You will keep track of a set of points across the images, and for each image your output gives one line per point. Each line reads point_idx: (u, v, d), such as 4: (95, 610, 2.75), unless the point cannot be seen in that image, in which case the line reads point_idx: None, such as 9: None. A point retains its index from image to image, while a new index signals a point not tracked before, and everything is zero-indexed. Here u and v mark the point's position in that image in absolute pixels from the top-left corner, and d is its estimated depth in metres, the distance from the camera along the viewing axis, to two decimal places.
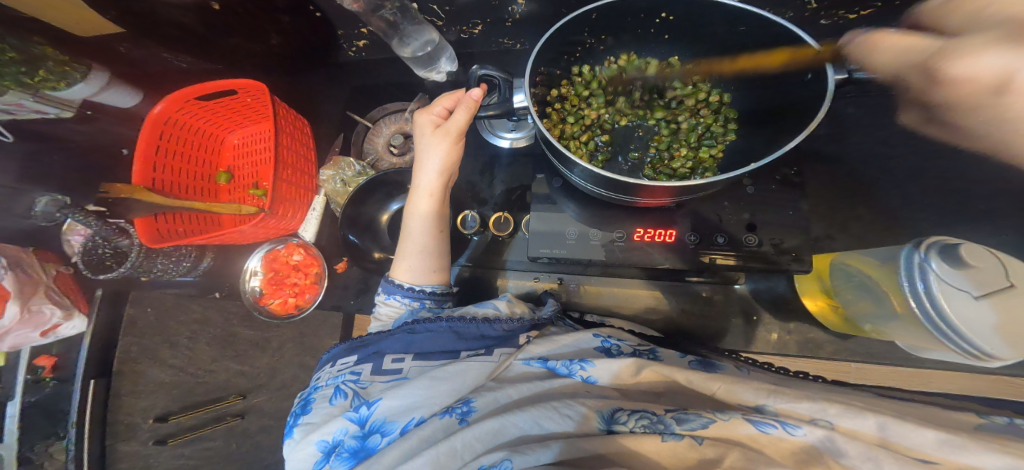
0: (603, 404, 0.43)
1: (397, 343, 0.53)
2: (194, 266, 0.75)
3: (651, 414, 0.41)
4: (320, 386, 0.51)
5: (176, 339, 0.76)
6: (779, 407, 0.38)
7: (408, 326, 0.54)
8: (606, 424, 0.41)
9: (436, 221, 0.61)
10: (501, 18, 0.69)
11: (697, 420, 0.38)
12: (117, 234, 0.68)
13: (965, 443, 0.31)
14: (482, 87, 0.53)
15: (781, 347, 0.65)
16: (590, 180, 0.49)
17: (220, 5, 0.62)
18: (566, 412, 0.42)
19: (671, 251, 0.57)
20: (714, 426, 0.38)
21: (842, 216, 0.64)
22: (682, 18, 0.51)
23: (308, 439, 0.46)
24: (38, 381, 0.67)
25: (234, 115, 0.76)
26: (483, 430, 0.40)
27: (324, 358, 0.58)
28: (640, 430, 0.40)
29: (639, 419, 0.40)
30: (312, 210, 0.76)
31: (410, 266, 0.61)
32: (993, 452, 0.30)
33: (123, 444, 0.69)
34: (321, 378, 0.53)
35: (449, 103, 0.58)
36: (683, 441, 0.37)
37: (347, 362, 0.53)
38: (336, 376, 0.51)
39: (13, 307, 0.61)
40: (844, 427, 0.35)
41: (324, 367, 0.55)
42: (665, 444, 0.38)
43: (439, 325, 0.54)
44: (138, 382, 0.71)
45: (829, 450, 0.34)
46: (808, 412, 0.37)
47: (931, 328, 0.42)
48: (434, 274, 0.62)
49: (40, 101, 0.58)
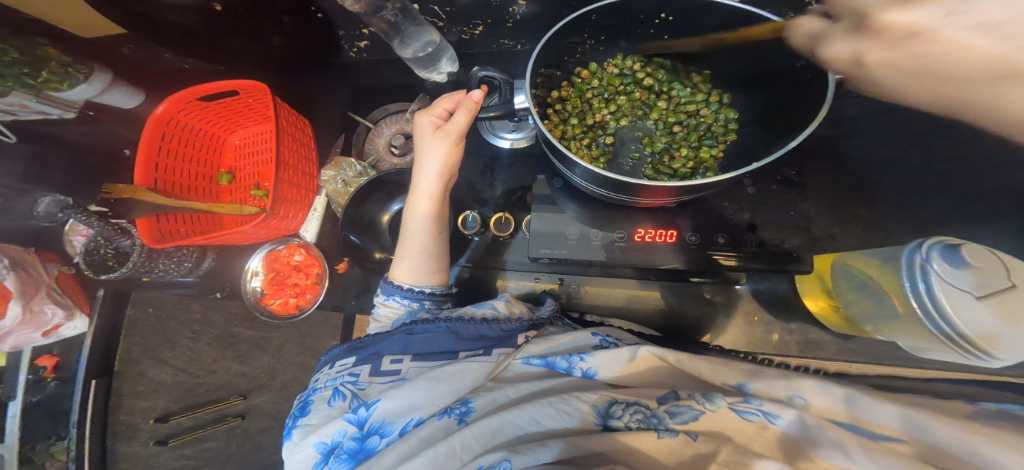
0: (599, 397, 0.43)
1: (396, 344, 0.53)
2: (195, 266, 0.76)
3: (644, 407, 0.41)
4: (319, 388, 0.51)
5: (176, 339, 0.76)
6: (758, 388, 0.41)
7: (407, 326, 0.54)
8: (603, 419, 0.41)
9: (436, 221, 0.61)
10: (502, 19, 0.69)
11: (688, 412, 0.39)
12: (118, 235, 0.69)
13: (925, 420, 0.33)
14: (483, 89, 0.54)
15: (783, 348, 0.65)
16: (590, 180, 0.49)
17: (222, 5, 0.62)
18: (564, 409, 0.42)
19: (671, 251, 0.57)
20: (704, 419, 0.38)
21: (842, 216, 0.64)
22: (680, 19, 0.51)
23: (307, 441, 0.46)
24: (39, 381, 0.67)
25: (235, 116, 0.76)
26: (482, 430, 0.40)
27: (323, 360, 0.58)
28: (635, 426, 0.40)
29: (634, 412, 0.40)
30: (312, 211, 0.77)
31: (410, 266, 0.61)
32: (951, 428, 0.32)
33: (126, 444, 0.68)
34: (320, 380, 0.53)
35: (451, 104, 0.58)
36: (678, 438, 0.37)
37: (347, 363, 0.53)
38: (336, 377, 0.51)
39: (16, 307, 0.61)
40: (816, 406, 0.38)
41: (324, 368, 0.55)
42: (660, 441, 0.38)
43: (437, 325, 0.55)
44: (139, 382, 0.71)
45: (804, 434, 0.35)
46: (782, 391, 0.39)
47: (927, 324, 0.42)
48: (435, 274, 0.62)
49: (43, 101, 0.59)
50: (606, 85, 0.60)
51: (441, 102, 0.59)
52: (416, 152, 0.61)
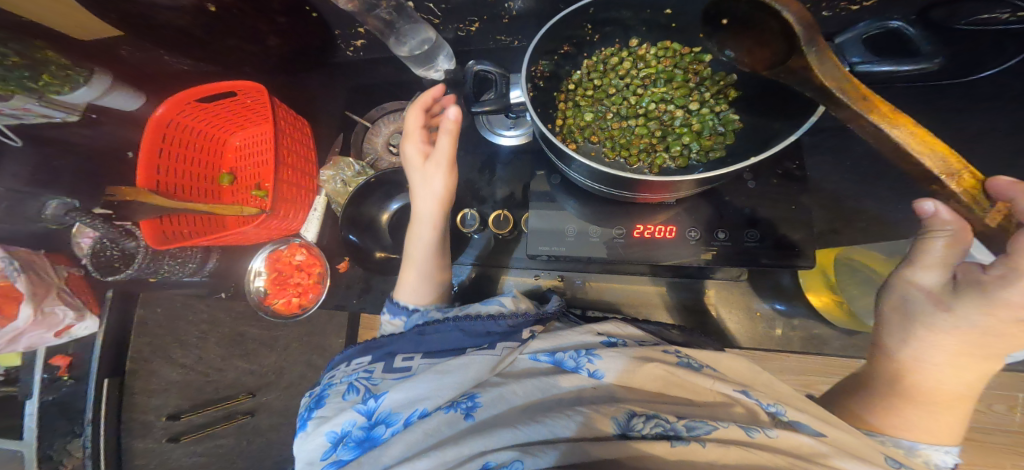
0: (617, 409, 0.43)
1: (408, 343, 0.54)
2: (200, 266, 0.77)
3: (665, 421, 0.41)
4: (334, 383, 0.52)
5: (186, 339, 0.74)
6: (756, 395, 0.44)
7: (418, 328, 0.56)
8: (622, 430, 0.41)
9: (432, 237, 0.61)
10: (498, 15, 0.69)
11: (702, 427, 0.40)
12: (123, 236, 0.70)
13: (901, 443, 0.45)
14: (459, 108, 0.54)
15: (787, 344, 0.64)
16: (588, 175, 0.49)
17: (216, 7, 0.62)
18: (574, 415, 0.42)
19: (670, 247, 0.56)
20: (717, 433, 0.39)
21: (846, 209, 0.63)
22: (680, 10, 0.51)
23: (319, 430, 0.46)
24: (55, 380, 0.68)
25: (235, 117, 0.76)
26: (496, 433, 0.41)
27: (336, 359, 0.59)
28: (653, 436, 0.40)
29: (653, 425, 0.41)
30: (313, 210, 0.77)
31: (412, 287, 0.62)
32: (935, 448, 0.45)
33: (139, 440, 0.66)
34: (336, 376, 0.54)
35: (418, 119, 0.60)
36: (690, 446, 0.38)
37: (361, 362, 0.54)
38: (350, 374, 0.52)
39: (28, 308, 0.63)
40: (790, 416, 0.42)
41: (338, 367, 0.56)
42: (672, 449, 0.38)
43: (448, 325, 0.56)
44: (151, 381, 0.69)
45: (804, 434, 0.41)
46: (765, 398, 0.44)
47: None
48: (436, 284, 0.63)
49: (47, 104, 0.60)
50: (621, 70, 0.57)
51: (408, 120, 0.61)
52: (410, 181, 0.62)
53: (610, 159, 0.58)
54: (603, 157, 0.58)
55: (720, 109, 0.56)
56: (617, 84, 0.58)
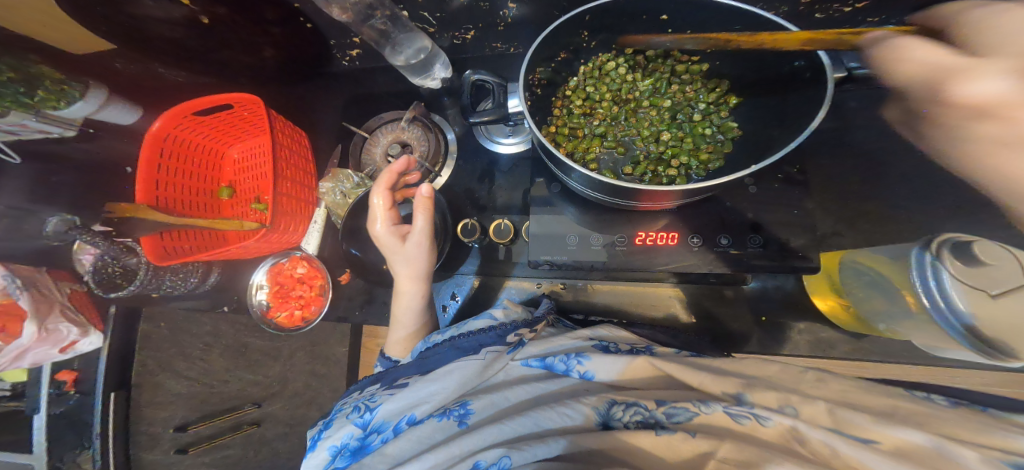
0: (601, 400, 0.43)
1: (410, 369, 0.54)
2: (202, 281, 0.73)
3: (645, 408, 0.41)
4: (340, 407, 0.53)
5: (189, 351, 0.74)
6: (754, 396, 0.39)
7: (420, 356, 0.56)
8: (604, 419, 0.41)
9: (422, 303, 0.65)
10: (493, 23, 0.68)
11: (683, 413, 0.39)
12: (125, 253, 0.68)
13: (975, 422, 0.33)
14: (430, 184, 0.58)
15: (794, 347, 0.63)
16: (588, 185, 0.48)
17: (209, 18, 0.62)
18: (566, 410, 0.42)
19: (672, 253, 0.56)
20: (699, 419, 0.38)
21: (850, 211, 0.62)
22: (677, 17, 0.50)
23: (321, 444, 0.47)
24: (62, 394, 0.66)
25: (235, 130, 0.76)
26: (483, 432, 0.40)
27: (352, 389, 0.59)
28: (634, 425, 0.39)
29: (633, 413, 0.40)
30: (313, 223, 0.77)
31: (398, 341, 0.66)
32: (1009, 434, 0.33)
33: (147, 452, 0.67)
34: (348, 401, 0.54)
35: (385, 199, 0.62)
36: (677, 434, 0.37)
37: (371, 389, 0.54)
38: (359, 399, 0.52)
39: (30, 326, 0.63)
40: (806, 409, 0.37)
41: (351, 396, 0.56)
42: (659, 438, 0.37)
43: (444, 348, 0.55)
44: (158, 392, 0.69)
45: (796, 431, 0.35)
46: (774, 400, 0.38)
47: (943, 325, 0.43)
48: (415, 333, 0.67)
49: (44, 120, 0.59)
50: (618, 75, 0.57)
51: (374, 200, 0.62)
52: (393, 262, 0.63)
53: (609, 166, 0.58)
54: (606, 165, 0.57)
55: (718, 117, 0.55)
56: (615, 90, 0.57)
